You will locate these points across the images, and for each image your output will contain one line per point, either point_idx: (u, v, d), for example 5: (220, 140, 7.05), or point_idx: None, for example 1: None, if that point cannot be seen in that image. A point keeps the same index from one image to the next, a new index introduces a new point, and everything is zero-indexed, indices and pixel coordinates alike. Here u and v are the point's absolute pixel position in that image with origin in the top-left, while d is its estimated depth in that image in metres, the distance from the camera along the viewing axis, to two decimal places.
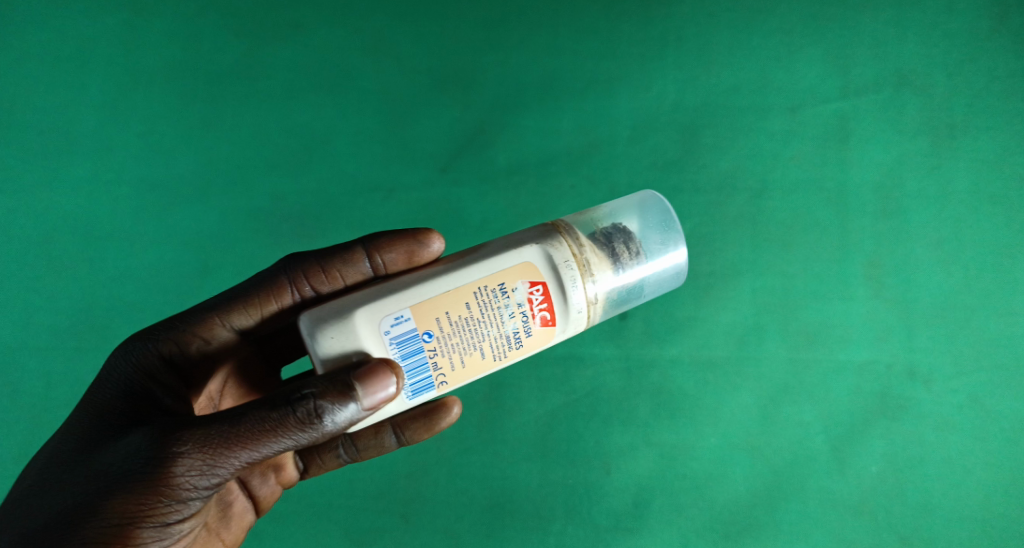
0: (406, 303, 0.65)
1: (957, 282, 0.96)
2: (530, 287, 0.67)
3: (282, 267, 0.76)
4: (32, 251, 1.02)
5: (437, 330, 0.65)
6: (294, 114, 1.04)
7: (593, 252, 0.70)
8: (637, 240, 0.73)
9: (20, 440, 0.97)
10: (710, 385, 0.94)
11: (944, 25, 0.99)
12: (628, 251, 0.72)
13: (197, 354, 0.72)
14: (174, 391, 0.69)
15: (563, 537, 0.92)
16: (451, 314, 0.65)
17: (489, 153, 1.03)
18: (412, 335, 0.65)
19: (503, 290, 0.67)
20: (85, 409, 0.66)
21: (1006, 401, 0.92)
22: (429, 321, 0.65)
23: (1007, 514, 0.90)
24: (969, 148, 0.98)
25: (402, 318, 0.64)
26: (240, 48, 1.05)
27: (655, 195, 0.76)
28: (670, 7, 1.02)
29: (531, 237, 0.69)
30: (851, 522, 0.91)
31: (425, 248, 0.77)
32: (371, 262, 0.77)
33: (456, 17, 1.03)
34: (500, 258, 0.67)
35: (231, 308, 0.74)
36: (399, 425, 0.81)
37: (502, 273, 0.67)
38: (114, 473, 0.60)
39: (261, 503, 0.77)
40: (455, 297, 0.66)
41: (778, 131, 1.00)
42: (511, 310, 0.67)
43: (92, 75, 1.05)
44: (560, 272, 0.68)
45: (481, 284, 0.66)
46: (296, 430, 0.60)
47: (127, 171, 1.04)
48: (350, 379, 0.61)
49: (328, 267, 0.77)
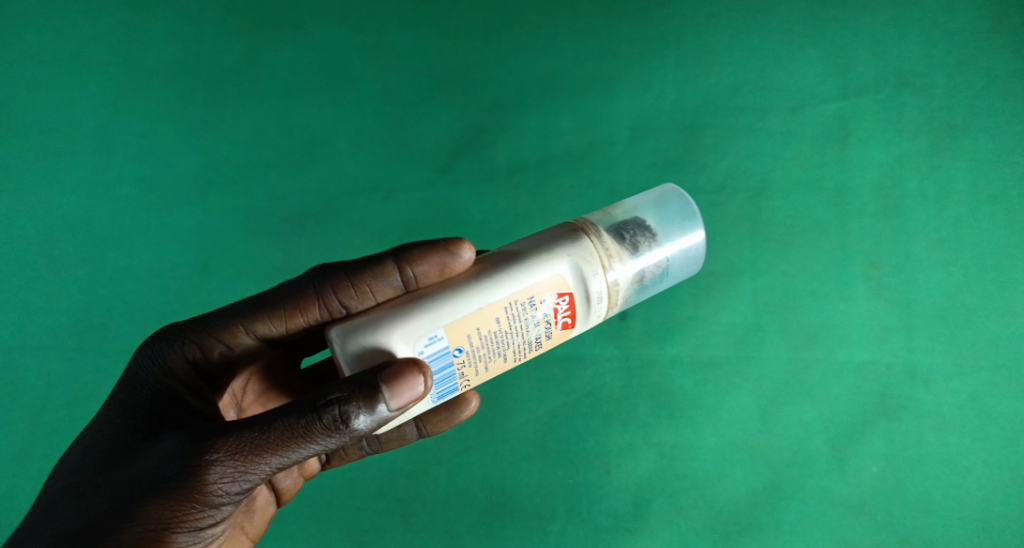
0: (439, 323, 0.65)
1: (957, 282, 0.95)
2: (557, 298, 0.68)
3: (310, 280, 0.72)
4: (32, 251, 1.02)
5: (467, 345, 0.66)
6: (295, 114, 1.04)
7: (620, 263, 0.71)
8: (661, 247, 0.74)
9: (19, 440, 0.97)
10: (710, 385, 0.95)
11: (944, 25, 1.00)
12: (651, 258, 0.73)
13: (221, 358, 0.72)
14: (201, 392, 0.70)
15: (563, 537, 0.91)
16: (482, 330, 0.66)
17: (488, 154, 1.02)
18: (443, 351, 0.65)
19: (532, 303, 0.67)
20: (114, 413, 0.67)
21: (1006, 401, 0.92)
22: (460, 338, 0.65)
23: (1009, 515, 0.89)
24: (969, 148, 0.98)
25: (434, 338, 0.65)
26: (242, 49, 1.06)
27: (682, 199, 0.76)
28: (670, 8, 1.03)
29: (560, 247, 0.68)
30: (853, 523, 0.90)
31: (457, 259, 0.69)
32: (402, 276, 0.71)
33: (456, 18, 1.04)
34: (531, 273, 0.67)
35: (255, 317, 0.71)
36: (420, 418, 0.83)
37: (532, 287, 0.67)
38: (145, 477, 0.61)
39: (283, 494, 0.80)
40: (486, 313, 0.66)
41: (778, 131, 1.00)
42: (537, 321, 0.68)
43: (95, 76, 1.06)
44: (587, 284, 0.69)
45: (512, 300, 0.66)
46: (324, 436, 0.61)
47: (127, 171, 1.04)
48: (375, 381, 0.61)
49: (357, 281, 0.71)
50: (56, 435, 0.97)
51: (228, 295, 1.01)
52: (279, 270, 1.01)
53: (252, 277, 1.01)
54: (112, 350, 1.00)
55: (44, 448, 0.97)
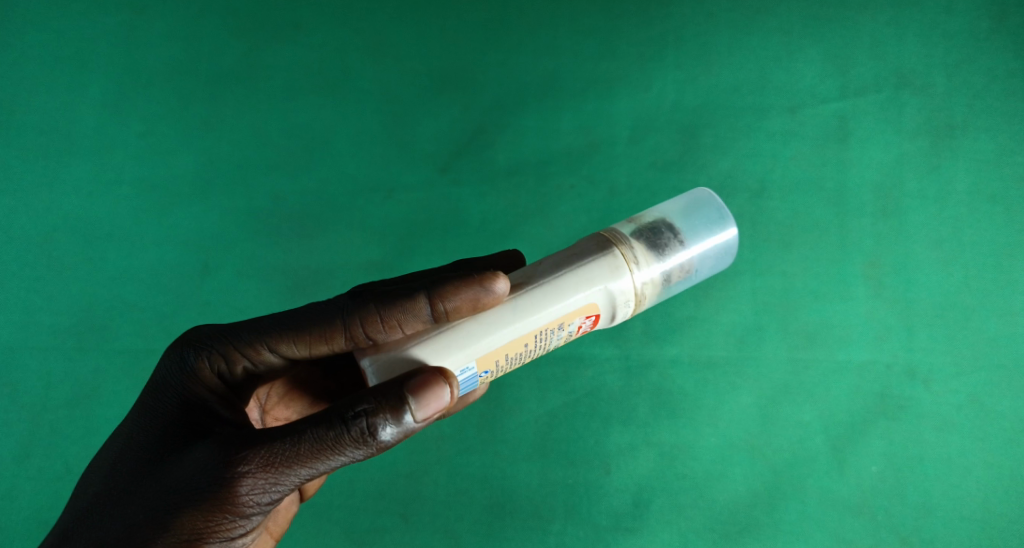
0: (472, 356, 0.66)
1: (957, 282, 0.96)
2: (585, 320, 0.70)
3: (338, 307, 0.68)
4: (32, 250, 1.02)
5: (494, 367, 0.68)
6: (295, 113, 1.04)
7: (651, 286, 0.71)
8: (693, 264, 0.73)
9: (19, 440, 0.97)
10: (710, 385, 0.95)
11: (942, 26, 1.00)
12: (682, 276, 0.73)
13: (247, 371, 0.70)
14: (230, 403, 0.70)
15: (563, 537, 0.91)
16: (512, 355, 0.68)
17: (489, 154, 1.02)
18: (472, 376, 0.68)
19: (560, 327, 0.69)
20: (143, 421, 0.67)
21: (1006, 401, 0.92)
22: (489, 364, 0.67)
23: (1009, 515, 0.89)
24: (969, 148, 0.98)
25: (466, 368, 0.67)
26: (244, 49, 1.06)
27: (718, 211, 0.74)
28: (670, 9, 1.03)
29: (596, 275, 0.68)
30: (854, 523, 0.90)
31: (491, 293, 0.65)
32: (432, 309, 0.66)
33: (456, 17, 1.05)
34: (564, 304, 0.67)
35: (281, 336, 0.69)
36: None
37: (563, 315, 0.68)
38: (178, 486, 0.61)
39: (305, 492, 0.80)
40: (517, 341, 0.67)
41: (778, 131, 1.00)
42: (562, 339, 0.70)
43: (96, 77, 1.06)
44: (616, 308, 0.70)
45: (542, 329, 0.67)
46: (352, 447, 0.62)
47: (127, 171, 1.04)
48: (404, 394, 0.62)
49: (385, 315, 0.66)
50: (56, 435, 0.97)
51: (228, 294, 1.00)
52: (278, 270, 1.01)
53: (252, 277, 1.01)
54: (111, 350, 0.99)
55: (43, 448, 0.96)
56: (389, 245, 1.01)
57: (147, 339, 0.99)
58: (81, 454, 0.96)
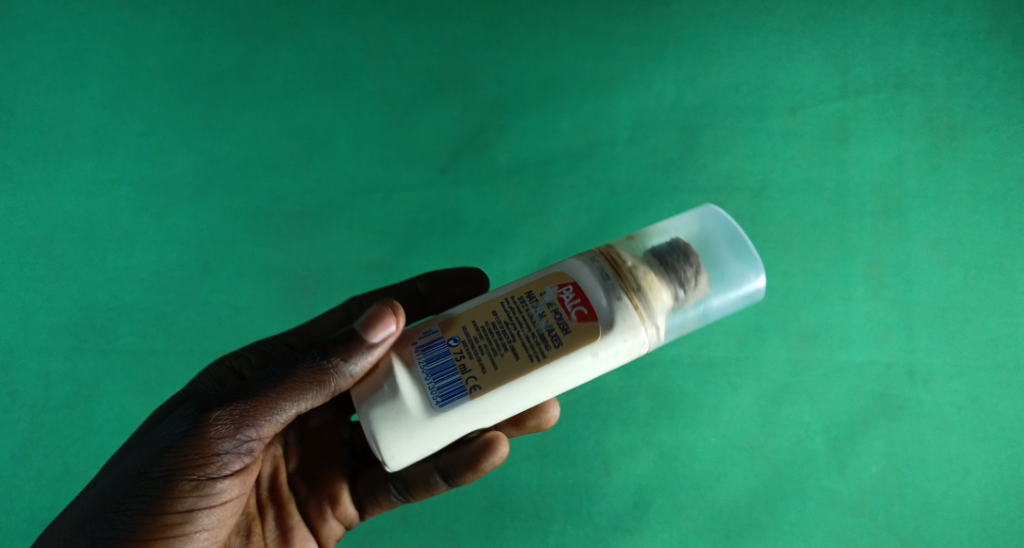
0: (433, 317, 0.65)
1: (957, 282, 0.95)
2: (561, 287, 0.63)
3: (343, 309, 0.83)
4: (32, 251, 1.02)
5: (462, 334, 0.62)
6: (294, 114, 1.04)
7: (625, 249, 0.65)
8: (679, 234, 0.67)
9: (18, 441, 0.97)
10: (710, 385, 0.95)
11: (944, 25, 1.00)
12: (668, 242, 0.66)
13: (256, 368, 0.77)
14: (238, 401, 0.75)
15: (563, 537, 0.91)
16: (479, 320, 0.63)
17: (488, 154, 1.02)
18: (438, 340, 0.63)
19: (531, 294, 0.63)
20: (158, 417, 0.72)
21: (1006, 401, 0.92)
22: (454, 326, 0.63)
23: (1008, 515, 0.89)
24: (968, 148, 0.98)
25: (429, 329, 0.64)
26: (243, 49, 1.06)
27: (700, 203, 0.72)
28: (670, 8, 1.03)
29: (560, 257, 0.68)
30: (853, 523, 0.90)
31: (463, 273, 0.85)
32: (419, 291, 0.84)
33: (456, 18, 1.05)
34: (528, 274, 0.66)
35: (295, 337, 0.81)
36: (444, 468, 0.74)
37: (529, 282, 0.64)
38: (152, 445, 0.63)
39: (322, 537, 0.75)
40: (481, 306, 0.64)
41: (778, 131, 1.00)
42: (541, 310, 0.62)
43: (97, 77, 1.06)
44: (588, 267, 0.64)
45: (508, 294, 0.64)
46: (319, 380, 0.63)
47: (128, 171, 1.04)
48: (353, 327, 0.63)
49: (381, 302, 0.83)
50: (57, 435, 0.97)
51: (230, 295, 1.01)
52: (278, 271, 1.01)
53: (252, 277, 1.01)
54: (112, 350, 1.00)
55: (44, 448, 0.96)
56: (389, 246, 1.01)
57: (148, 340, 1.00)
58: (83, 454, 0.96)
